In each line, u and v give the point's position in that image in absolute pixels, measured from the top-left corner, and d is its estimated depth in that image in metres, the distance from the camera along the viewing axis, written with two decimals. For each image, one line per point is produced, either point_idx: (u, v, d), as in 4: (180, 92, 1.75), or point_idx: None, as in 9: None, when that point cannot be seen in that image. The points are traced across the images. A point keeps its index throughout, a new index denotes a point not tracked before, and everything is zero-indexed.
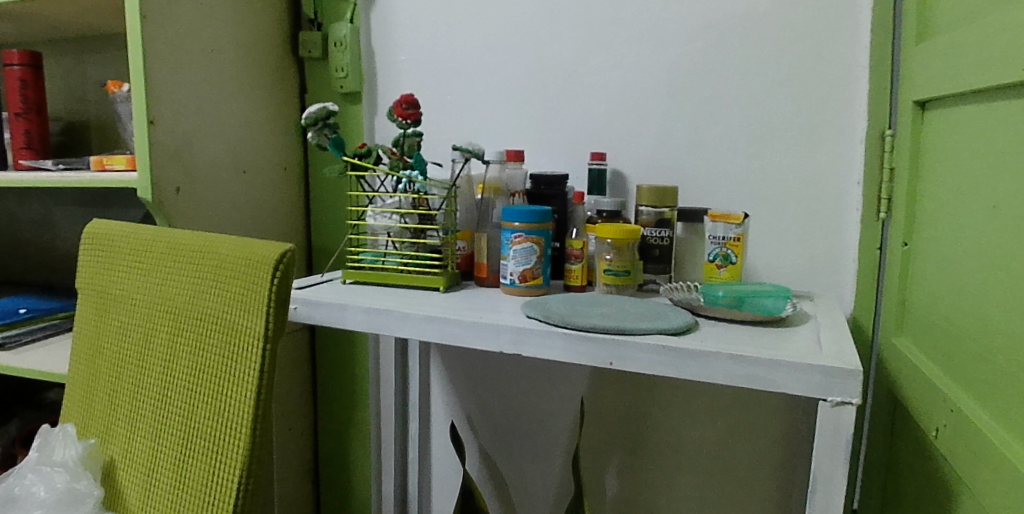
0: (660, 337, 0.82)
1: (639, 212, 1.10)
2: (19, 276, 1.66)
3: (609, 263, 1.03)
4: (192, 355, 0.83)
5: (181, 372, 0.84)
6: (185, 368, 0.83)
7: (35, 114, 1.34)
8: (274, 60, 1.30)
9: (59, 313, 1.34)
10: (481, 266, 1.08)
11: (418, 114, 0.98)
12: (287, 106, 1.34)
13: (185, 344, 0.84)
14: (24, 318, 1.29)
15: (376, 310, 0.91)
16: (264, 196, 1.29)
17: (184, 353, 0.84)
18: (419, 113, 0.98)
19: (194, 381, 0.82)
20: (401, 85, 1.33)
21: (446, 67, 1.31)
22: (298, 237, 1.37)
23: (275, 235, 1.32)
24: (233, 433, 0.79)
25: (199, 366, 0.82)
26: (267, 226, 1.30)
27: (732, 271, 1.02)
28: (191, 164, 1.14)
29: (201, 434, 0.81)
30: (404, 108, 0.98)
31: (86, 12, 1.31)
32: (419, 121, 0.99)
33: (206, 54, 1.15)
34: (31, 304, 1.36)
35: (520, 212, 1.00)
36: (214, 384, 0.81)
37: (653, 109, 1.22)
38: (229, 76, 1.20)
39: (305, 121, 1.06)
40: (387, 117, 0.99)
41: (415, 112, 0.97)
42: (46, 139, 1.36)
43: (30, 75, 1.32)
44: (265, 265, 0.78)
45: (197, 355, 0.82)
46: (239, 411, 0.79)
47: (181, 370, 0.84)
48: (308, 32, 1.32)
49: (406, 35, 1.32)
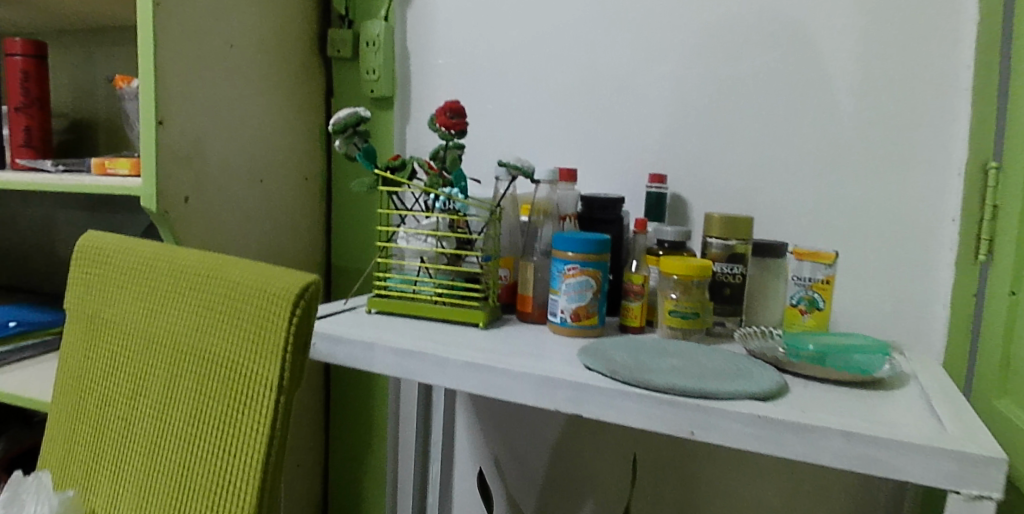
0: (749, 403, 0.68)
1: (707, 244, 0.96)
2: (17, 282, 1.55)
3: (676, 304, 0.89)
4: (192, 397, 0.70)
5: (180, 416, 0.71)
6: (185, 411, 0.70)
7: (37, 109, 1.22)
8: (298, 60, 1.18)
9: (52, 328, 1.22)
10: (525, 299, 0.95)
11: (464, 125, 0.85)
12: (311, 110, 1.21)
13: (186, 384, 0.71)
14: (18, 332, 1.17)
15: (409, 352, 0.78)
16: (281, 211, 1.16)
17: (184, 394, 0.71)
18: (465, 123, 0.85)
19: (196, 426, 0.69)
20: (438, 91, 1.20)
21: (488, 73, 1.18)
22: (317, 253, 1.25)
23: (291, 254, 1.19)
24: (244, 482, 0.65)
25: (201, 412, 0.69)
26: (283, 244, 1.18)
27: (818, 319, 0.88)
28: (202, 173, 1.01)
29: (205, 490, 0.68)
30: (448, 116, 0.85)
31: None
32: (463, 134, 0.86)
33: (224, 50, 1.03)
34: (24, 315, 1.24)
35: (574, 241, 0.87)
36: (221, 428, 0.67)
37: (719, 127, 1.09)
38: (249, 75, 1.08)
39: (334, 127, 0.94)
40: (431, 125, 0.86)
41: (459, 123, 0.84)
42: (47, 137, 1.24)
43: (33, 66, 1.20)
44: (281, 300, 0.64)
45: (199, 397, 0.69)
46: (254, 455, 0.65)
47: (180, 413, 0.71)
48: (338, 29, 1.20)
49: (444, 36, 1.19)
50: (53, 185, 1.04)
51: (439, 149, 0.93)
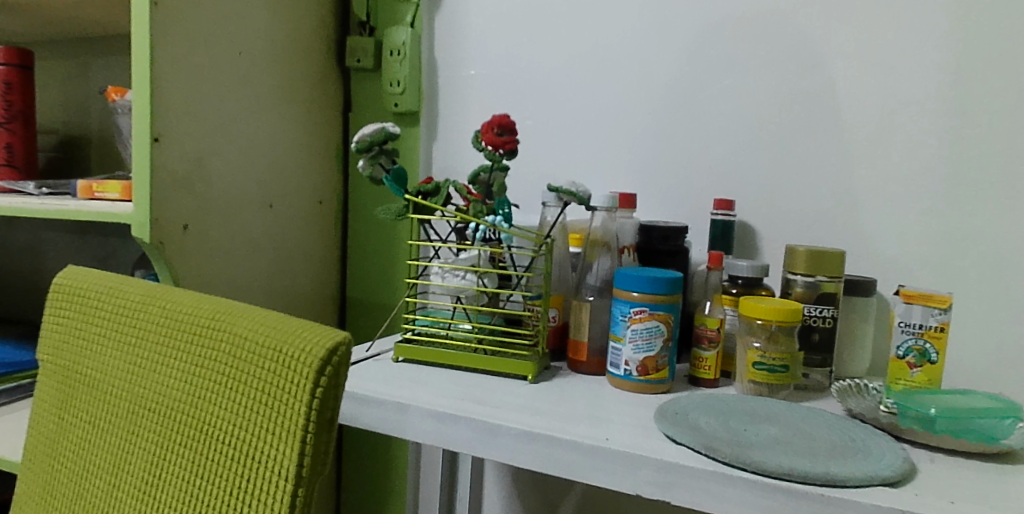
0: (885, 493, 0.54)
1: (789, 282, 0.83)
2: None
3: (760, 355, 0.76)
4: (188, 484, 0.56)
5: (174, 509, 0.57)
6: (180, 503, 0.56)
7: (20, 124, 1.09)
8: (313, 70, 1.05)
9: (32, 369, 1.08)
10: (579, 346, 0.81)
11: (515, 143, 0.73)
12: (325, 126, 1.08)
13: (179, 467, 0.57)
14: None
15: (452, 417, 0.64)
16: (291, 240, 1.03)
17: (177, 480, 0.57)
18: (515, 141, 0.73)
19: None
20: (469, 106, 1.07)
21: (526, 86, 1.05)
22: (331, 286, 1.12)
23: (301, 288, 1.06)
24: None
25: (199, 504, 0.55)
26: (293, 277, 1.04)
27: (930, 372, 0.75)
28: (204, 198, 0.88)
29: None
30: (496, 133, 0.72)
31: (88, 3, 1.07)
32: (512, 154, 0.73)
33: (231, 57, 0.90)
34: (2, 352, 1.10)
35: (641, 280, 0.74)
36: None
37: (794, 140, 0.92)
38: (257, 86, 0.95)
39: (357, 146, 0.81)
40: (475, 144, 0.74)
41: (510, 141, 0.72)
42: (31, 155, 1.11)
43: (17, 77, 1.08)
44: (302, 363, 0.51)
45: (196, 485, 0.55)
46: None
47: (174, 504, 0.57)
48: (358, 37, 1.08)
49: (478, 44, 1.07)
50: (32, 210, 0.90)
51: (479, 171, 0.80)
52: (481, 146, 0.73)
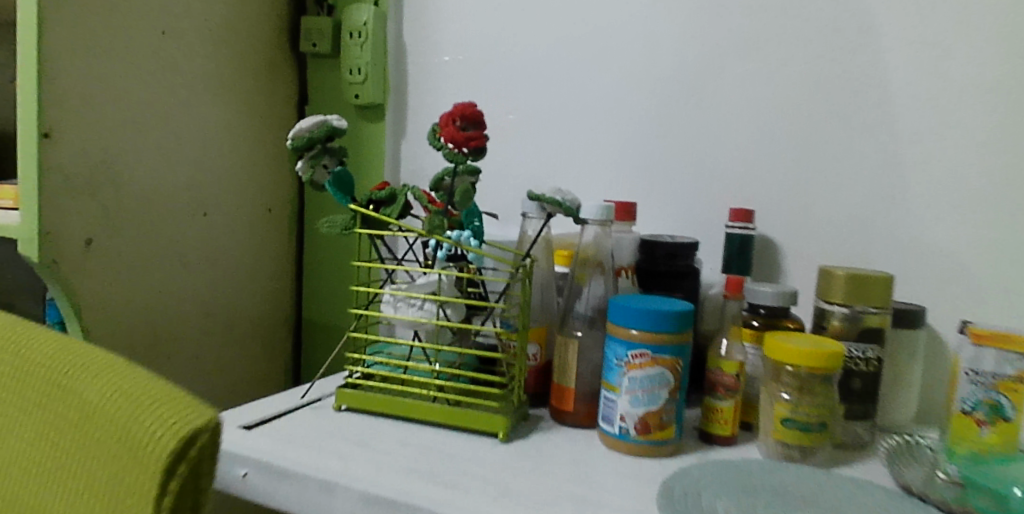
0: None
1: (825, 311, 0.67)
2: None
3: (790, 410, 0.60)
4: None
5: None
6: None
7: None
8: (255, 54, 0.89)
9: None
10: (565, 393, 0.66)
11: (483, 140, 0.57)
12: (273, 120, 0.93)
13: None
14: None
15: (388, 503, 0.49)
16: (230, 254, 0.88)
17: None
18: (483, 137, 0.57)
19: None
20: (443, 98, 0.91)
21: (508, 74, 0.88)
22: (283, 305, 0.97)
23: (244, 309, 0.91)
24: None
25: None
26: (233, 297, 0.89)
27: (1005, 432, 0.59)
28: (115, 206, 0.73)
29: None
30: (458, 127, 0.56)
31: None
32: (479, 154, 0.58)
33: (149, 38, 0.76)
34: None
35: (642, 315, 0.59)
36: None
37: (831, 131, 0.74)
38: (184, 73, 0.80)
39: (293, 143, 0.66)
40: (431, 142, 0.58)
41: (475, 137, 0.56)
42: None
43: None
44: (138, 471, 0.32)
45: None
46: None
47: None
48: (313, 17, 0.92)
49: (453, 26, 0.91)
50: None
51: (442, 176, 0.65)
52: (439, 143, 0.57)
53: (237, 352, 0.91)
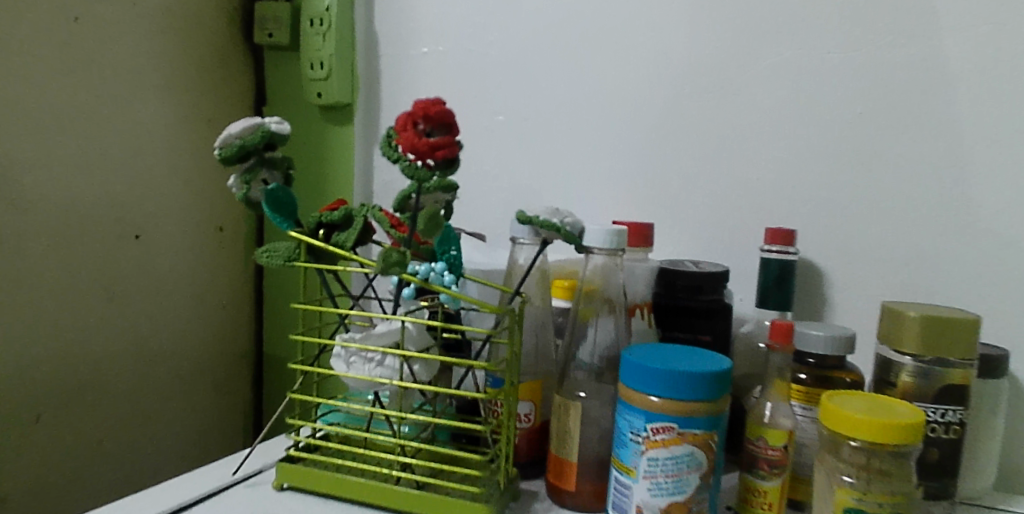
0: None
1: (893, 362, 0.55)
2: None
3: (854, 497, 0.48)
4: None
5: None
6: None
7: None
8: (197, 46, 0.75)
9: None
10: (565, 468, 0.52)
11: (454, 147, 0.42)
12: (219, 124, 0.79)
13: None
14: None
15: None
16: (171, 286, 0.75)
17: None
18: (454, 144, 0.42)
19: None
20: (421, 97, 0.77)
21: (497, 68, 0.74)
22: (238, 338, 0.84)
23: (189, 349, 0.77)
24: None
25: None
26: (175, 336, 0.76)
27: None
28: (23, 233, 0.60)
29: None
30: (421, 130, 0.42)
31: None
32: (448, 166, 0.43)
33: (59, 28, 0.62)
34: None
35: (665, 375, 0.46)
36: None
37: (888, 144, 0.62)
38: (106, 70, 0.66)
39: (220, 154, 0.52)
40: (383, 153, 0.43)
41: (442, 144, 0.41)
42: None
43: None
44: None
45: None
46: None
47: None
48: (269, 3, 0.79)
49: (432, 10, 0.76)
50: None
51: (408, 193, 0.51)
52: (395, 152, 0.43)
53: (182, 398, 0.77)
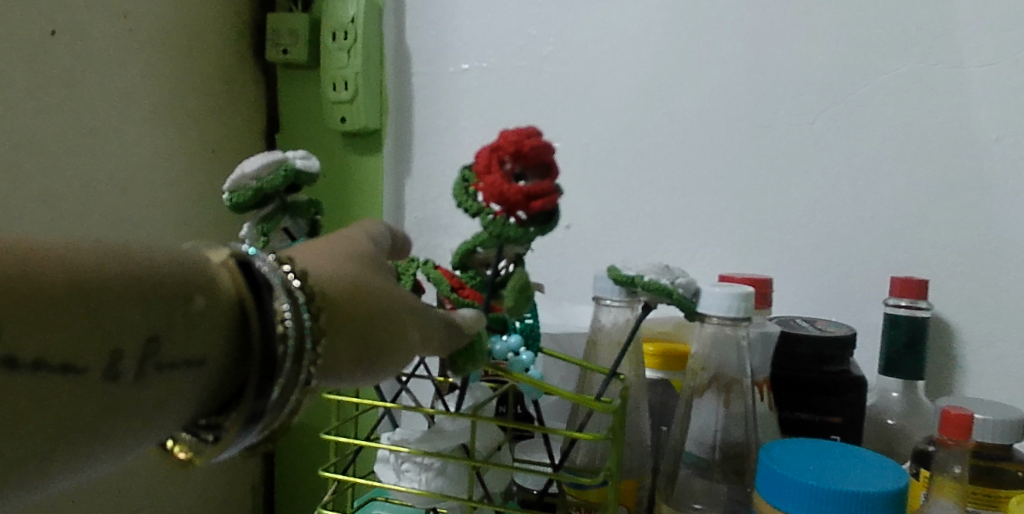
0: None
1: None
2: None
3: None
4: (112, 295, 0.24)
5: (71, 402, 0.23)
6: (106, 358, 0.24)
7: None
8: (203, 67, 0.65)
9: None
10: None
11: (553, 195, 0.31)
12: (228, 154, 0.68)
13: (72, 268, 0.23)
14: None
15: None
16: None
17: (78, 314, 0.23)
18: (553, 192, 0.31)
19: (166, 370, 0.26)
20: (461, 120, 0.66)
21: (552, 86, 0.63)
22: None
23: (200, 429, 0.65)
24: (338, 258, 0.33)
25: (167, 315, 0.25)
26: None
27: None
28: None
29: (226, 267, 0.28)
30: (509, 173, 0.32)
31: None
32: (543, 221, 0.32)
33: (35, 45, 0.50)
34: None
35: (826, 499, 0.35)
36: (251, 313, 0.28)
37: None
38: (95, 96, 0.54)
39: (231, 198, 0.41)
40: (460, 205, 0.33)
41: (538, 193, 0.31)
42: None
43: None
44: None
45: (144, 284, 0.25)
46: (357, 279, 0.32)
47: (92, 369, 0.24)
48: (284, 14, 0.68)
49: (474, 20, 0.65)
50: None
51: (472, 246, 0.38)
52: (476, 203, 0.32)
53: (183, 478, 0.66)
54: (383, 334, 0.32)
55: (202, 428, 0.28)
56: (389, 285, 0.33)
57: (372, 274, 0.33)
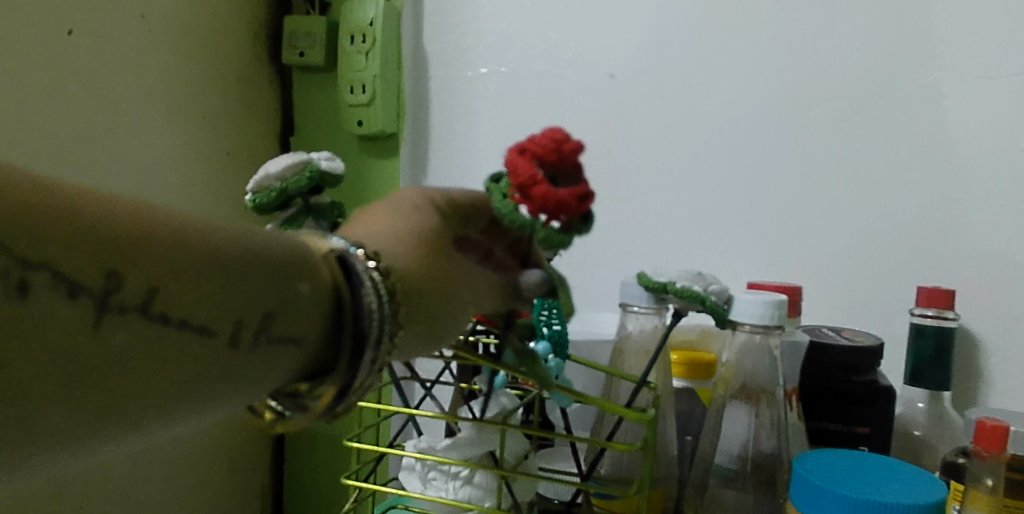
0: None
1: None
2: None
3: None
4: (238, 272, 0.28)
5: (200, 361, 0.27)
6: (230, 327, 0.27)
7: None
8: (219, 69, 0.64)
9: None
10: None
11: (590, 197, 0.33)
12: (244, 159, 0.67)
13: (209, 249, 0.27)
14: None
15: None
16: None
17: (208, 286, 0.27)
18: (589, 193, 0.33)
19: (274, 342, 0.29)
20: (478, 125, 0.66)
21: (570, 91, 0.63)
22: None
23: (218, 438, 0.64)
24: (411, 240, 0.35)
25: (282, 295, 0.29)
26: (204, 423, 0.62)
27: None
28: None
29: (327, 260, 0.31)
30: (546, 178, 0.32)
31: None
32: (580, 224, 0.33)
33: (53, 45, 0.49)
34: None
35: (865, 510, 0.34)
36: (345, 298, 0.31)
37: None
38: (115, 98, 0.54)
39: (255, 200, 0.41)
40: (502, 218, 0.33)
41: (583, 195, 0.32)
42: None
43: None
44: None
45: (261, 268, 0.29)
46: (428, 269, 0.34)
47: (219, 334, 0.27)
48: (301, 17, 0.68)
49: (492, 24, 0.65)
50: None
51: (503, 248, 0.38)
52: (522, 215, 0.32)
53: None
54: (449, 318, 0.34)
55: (291, 401, 0.31)
56: (460, 272, 0.35)
57: (444, 261, 0.35)
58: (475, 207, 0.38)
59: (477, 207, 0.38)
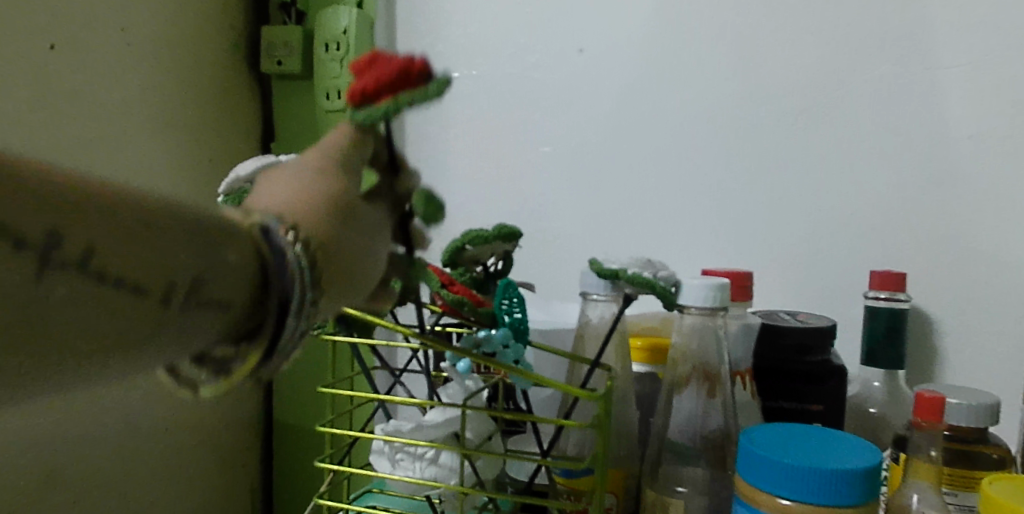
0: None
1: None
2: None
3: None
4: (167, 230, 0.24)
5: (123, 327, 0.23)
6: (161, 289, 0.24)
7: None
8: (199, 78, 0.66)
9: None
10: None
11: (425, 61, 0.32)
12: (226, 164, 0.69)
13: (138, 205, 0.23)
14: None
15: None
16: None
17: (137, 244, 0.23)
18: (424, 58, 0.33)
19: (200, 305, 0.25)
20: (451, 127, 0.68)
21: (539, 92, 0.65)
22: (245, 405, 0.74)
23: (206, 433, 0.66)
24: (323, 189, 0.32)
25: (207, 256, 0.25)
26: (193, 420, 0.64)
27: None
28: None
29: (249, 229, 0.28)
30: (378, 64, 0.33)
31: None
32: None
33: (34, 58, 0.51)
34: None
35: (807, 479, 0.36)
36: (270, 265, 0.28)
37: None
38: (98, 110, 0.56)
39: (223, 202, 0.43)
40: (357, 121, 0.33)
41: (416, 61, 0.32)
42: None
43: None
44: None
45: (181, 225, 0.25)
46: (329, 227, 0.31)
47: (148, 296, 0.23)
48: (278, 27, 0.70)
49: (463, 29, 0.67)
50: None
51: (462, 244, 0.43)
52: (371, 107, 0.32)
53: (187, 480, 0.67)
54: (353, 269, 0.31)
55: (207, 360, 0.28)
56: (361, 238, 0.32)
57: (344, 216, 0.31)
58: (349, 152, 0.34)
59: (348, 147, 0.34)
